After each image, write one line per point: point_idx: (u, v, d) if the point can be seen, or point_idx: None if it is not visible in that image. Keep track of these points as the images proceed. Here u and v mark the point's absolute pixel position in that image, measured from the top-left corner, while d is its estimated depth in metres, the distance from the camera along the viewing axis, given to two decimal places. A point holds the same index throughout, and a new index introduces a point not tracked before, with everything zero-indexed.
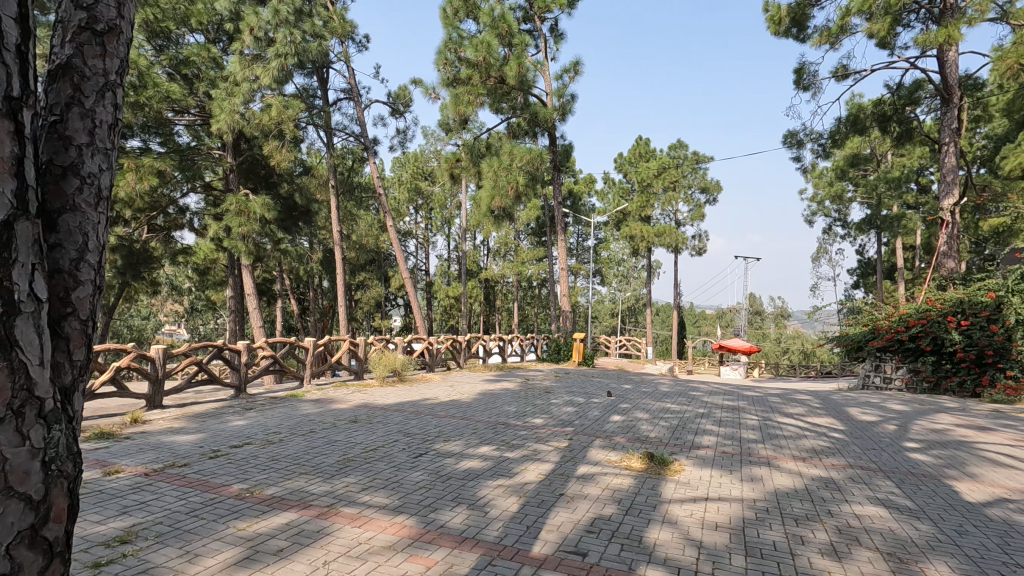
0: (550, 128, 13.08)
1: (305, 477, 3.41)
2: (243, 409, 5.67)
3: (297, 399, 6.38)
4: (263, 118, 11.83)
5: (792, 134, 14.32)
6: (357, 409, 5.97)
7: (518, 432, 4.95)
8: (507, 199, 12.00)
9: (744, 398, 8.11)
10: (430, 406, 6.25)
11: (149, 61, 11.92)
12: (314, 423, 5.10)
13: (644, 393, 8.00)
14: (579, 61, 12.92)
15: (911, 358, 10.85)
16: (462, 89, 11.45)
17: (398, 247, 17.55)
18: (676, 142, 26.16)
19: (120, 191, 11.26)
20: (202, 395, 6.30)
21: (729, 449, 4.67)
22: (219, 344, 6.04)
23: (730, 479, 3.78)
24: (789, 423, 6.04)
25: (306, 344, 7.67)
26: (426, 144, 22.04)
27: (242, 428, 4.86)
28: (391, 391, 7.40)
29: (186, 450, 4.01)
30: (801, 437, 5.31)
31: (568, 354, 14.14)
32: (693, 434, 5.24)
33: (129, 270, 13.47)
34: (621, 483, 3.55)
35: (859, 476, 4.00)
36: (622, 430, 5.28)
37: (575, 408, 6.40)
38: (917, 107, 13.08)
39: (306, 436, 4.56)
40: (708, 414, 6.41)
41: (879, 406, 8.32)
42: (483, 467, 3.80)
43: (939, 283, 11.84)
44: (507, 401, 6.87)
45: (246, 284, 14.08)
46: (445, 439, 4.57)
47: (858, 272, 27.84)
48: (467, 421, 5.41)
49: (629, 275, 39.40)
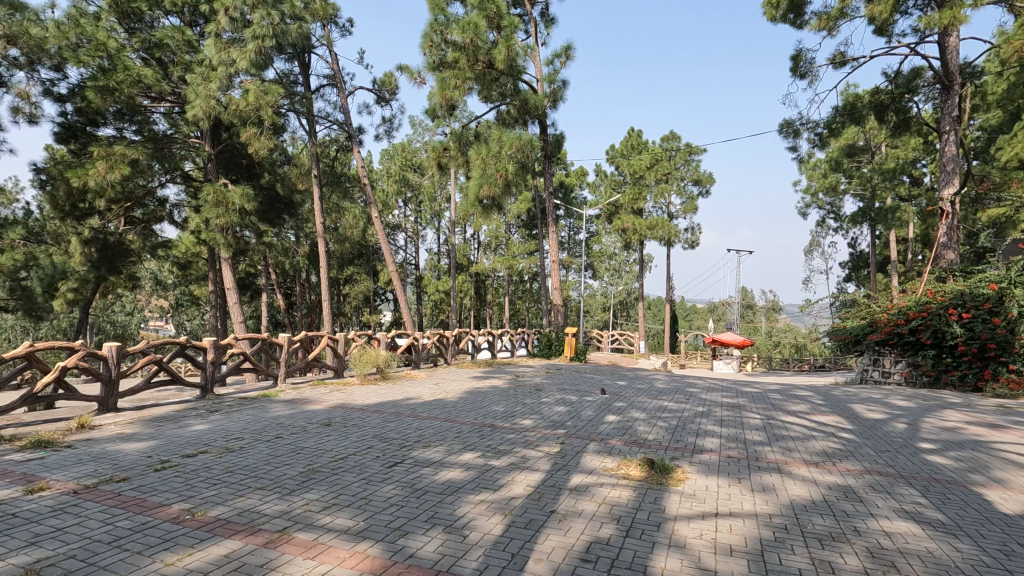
0: (541, 116, 12.60)
1: (258, 495, 2.98)
2: (208, 411, 5.22)
3: (268, 399, 5.92)
4: (240, 103, 11.26)
5: (787, 123, 14.02)
6: (332, 410, 5.54)
7: (505, 436, 4.53)
8: (496, 188, 11.49)
9: (744, 395, 7.74)
10: (411, 407, 5.84)
11: (122, 45, 11.34)
12: (283, 427, 4.66)
13: (639, 390, 7.60)
14: (571, 45, 12.48)
15: (910, 352, 10.59)
16: (449, 73, 10.96)
17: (386, 241, 16.73)
18: (670, 133, 25.78)
19: (89, 180, 10.65)
20: (164, 395, 5.80)
21: (734, 453, 4.29)
22: (182, 340, 5.57)
23: (739, 489, 3.40)
24: (794, 423, 5.67)
25: (280, 341, 7.16)
26: (414, 135, 21.54)
27: (201, 434, 4.41)
28: (372, 390, 6.97)
29: (130, 462, 3.56)
30: (809, 438, 4.94)
31: (560, 350, 13.81)
32: (694, 436, 4.86)
33: (104, 263, 13.28)
34: (620, 497, 3.15)
35: (880, 483, 3.64)
36: (618, 431, 4.90)
37: (566, 407, 6.00)
38: (915, 96, 12.80)
39: (270, 442, 4.12)
40: (708, 413, 6.04)
41: (883, 402, 7.97)
42: (464, 478, 3.39)
43: (938, 275, 11.55)
44: (495, 399, 6.47)
45: (226, 278, 13.49)
46: (424, 445, 4.15)
47: (851, 265, 27.68)
48: (452, 423, 4.98)
49: (620, 269, 37.84)
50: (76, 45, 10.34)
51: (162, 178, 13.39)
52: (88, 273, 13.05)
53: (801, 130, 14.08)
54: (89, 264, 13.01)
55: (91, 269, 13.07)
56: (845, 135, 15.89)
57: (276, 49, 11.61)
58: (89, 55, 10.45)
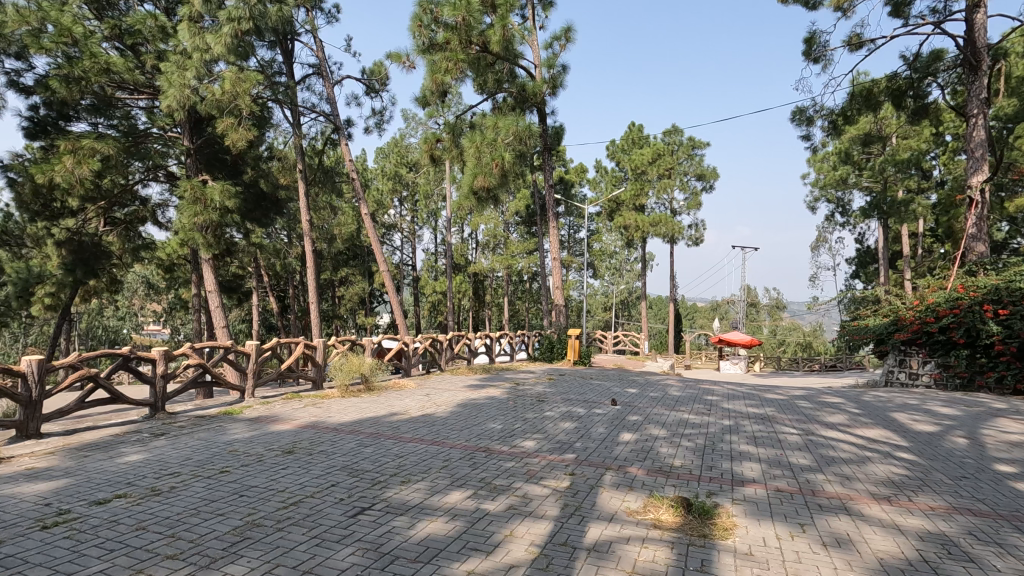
0: (540, 104, 11.84)
1: (164, 572, 2.17)
2: (153, 436, 4.43)
3: (228, 419, 5.10)
4: (216, 92, 10.34)
5: (800, 110, 13.26)
6: (300, 431, 4.72)
7: (502, 465, 3.74)
8: (491, 178, 10.58)
9: (769, 403, 6.92)
10: (394, 425, 5.02)
11: (93, 32, 10.40)
12: (234, 457, 3.85)
13: (652, 400, 6.79)
14: (571, 27, 11.67)
15: (940, 352, 9.81)
16: (439, 56, 10.15)
17: (377, 241, 15.48)
18: (671, 127, 24.95)
19: (56, 177, 9.84)
20: (108, 416, 5.01)
21: (784, 485, 3.50)
22: (124, 351, 4.78)
23: (808, 544, 2.61)
24: (839, 439, 4.87)
25: (247, 350, 6.32)
26: (408, 131, 20.75)
27: (132, 467, 3.61)
28: (353, 404, 6.16)
29: (17, 514, 2.74)
30: (863, 461, 4.14)
31: (563, 353, 13.00)
32: (729, 461, 4.05)
33: (79, 265, 12.32)
34: (656, 561, 2.35)
35: (982, 530, 2.84)
36: (637, 456, 4.11)
37: (573, 423, 5.18)
38: (936, 80, 11.99)
39: (209, 480, 3.31)
40: (736, 428, 5.24)
41: (923, 408, 7.15)
42: (448, 535, 2.58)
43: (967, 268, 10.76)
44: (492, 414, 5.66)
45: (207, 280, 12.55)
46: (402, 482, 3.35)
47: (858, 262, 26.98)
48: (439, 448, 4.18)
49: (621, 268, 37.18)
50: (39, 30, 9.45)
51: (142, 174, 12.54)
52: (64, 277, 12.20)
53: (814, 118, 13.34)
54: (64, 267, 12.16)
55: (66, 273, 12.18)
56: (857, 125, 15.16)
57: (254, 34, 10.82)
58: (53, 42, 9.56)
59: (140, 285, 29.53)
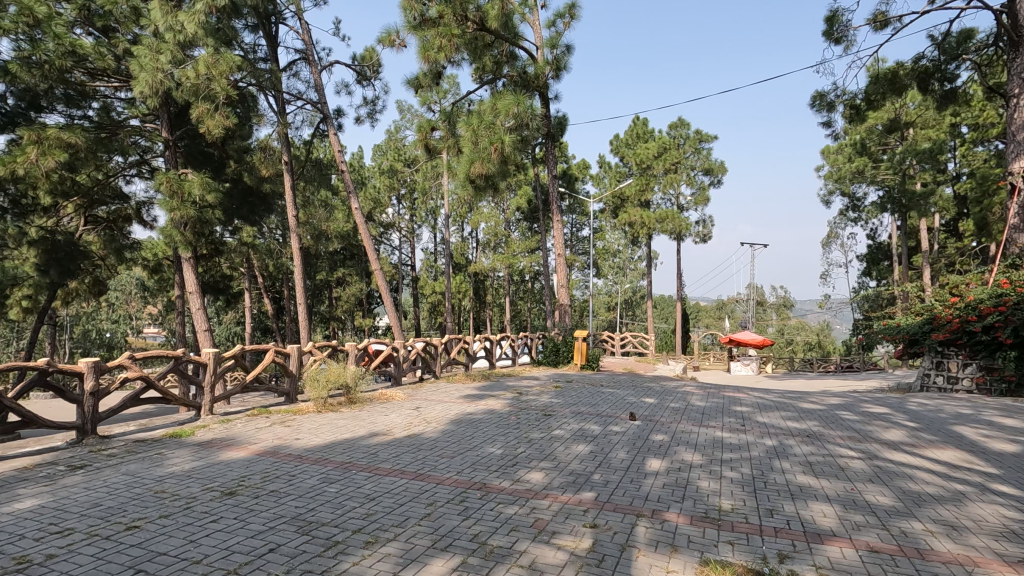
0: (542, 88, 10.94)
1: None
2: (70, 469, 3.57)
3: (173, 444, 4.24)
4: (190, 74, 9.21)
5: (821, 95, 12.38)
6: (255, 460, 3.86)
7: (501, 514, 2.87)
8: (490, 165, 9.69)
9: (809, 416, 6.04)
10: (372, 450, 4.16)
11: (60, 14, 9.44)
12: (156, 502, 2.98)
13: (675, 413, 5.90)
14: (575, 4, 10.80)
15: (984, 354, 8.81)
16: (432, 32, 9.09)
17: (368, 237, 14.55)
18: (676, 120, 23.97)
19: (17, 168, 8.60)
20: (25, 442, 4.16)
21: (880, 542, 2.62)
22: (41, 364, 3.97)
23: None
24: (914, 465, 3.99)
25: (203, 360, 5.45)
26: (403, 123, 19.86)
27: (12, 519, 2.74)
28: (329, 420, 5.30)
29: None
30: (960, 499, 3.27)
31: (568, 357, 12.17)
32: (793, 501, 3.17)
33: (53, 265, 11.02)
34: None
35: None
36: (674, 494, 3.25)
37: (587, 447, 4.31)
38: (967, 62, 10.94)
39: (104, 545, 2.43)
40: (783, 451, 4.37)
41: (982, 419, 6.27)
42: None
43: (1010, 262, 9.79)
44: (490, 434, 4.79)
45: (188, 280, 11.25)
46: (366, 544, 2.47)
47: (868, 259, 25.83)
48: (422, 486, 3.31)
49: (624, 266, 36.42)
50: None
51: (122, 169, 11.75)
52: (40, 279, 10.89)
53: (835, 102, 12.47)
54: (36, 268, 10.81)
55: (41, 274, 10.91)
56: (880, 112, 14.21)
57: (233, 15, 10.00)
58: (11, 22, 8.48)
59: (134, 287, 28.80)
